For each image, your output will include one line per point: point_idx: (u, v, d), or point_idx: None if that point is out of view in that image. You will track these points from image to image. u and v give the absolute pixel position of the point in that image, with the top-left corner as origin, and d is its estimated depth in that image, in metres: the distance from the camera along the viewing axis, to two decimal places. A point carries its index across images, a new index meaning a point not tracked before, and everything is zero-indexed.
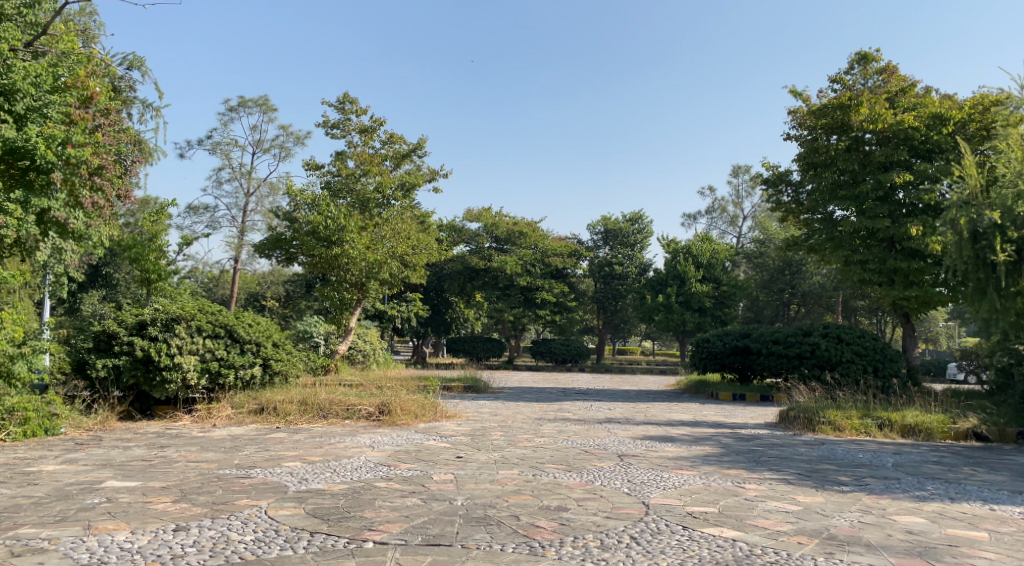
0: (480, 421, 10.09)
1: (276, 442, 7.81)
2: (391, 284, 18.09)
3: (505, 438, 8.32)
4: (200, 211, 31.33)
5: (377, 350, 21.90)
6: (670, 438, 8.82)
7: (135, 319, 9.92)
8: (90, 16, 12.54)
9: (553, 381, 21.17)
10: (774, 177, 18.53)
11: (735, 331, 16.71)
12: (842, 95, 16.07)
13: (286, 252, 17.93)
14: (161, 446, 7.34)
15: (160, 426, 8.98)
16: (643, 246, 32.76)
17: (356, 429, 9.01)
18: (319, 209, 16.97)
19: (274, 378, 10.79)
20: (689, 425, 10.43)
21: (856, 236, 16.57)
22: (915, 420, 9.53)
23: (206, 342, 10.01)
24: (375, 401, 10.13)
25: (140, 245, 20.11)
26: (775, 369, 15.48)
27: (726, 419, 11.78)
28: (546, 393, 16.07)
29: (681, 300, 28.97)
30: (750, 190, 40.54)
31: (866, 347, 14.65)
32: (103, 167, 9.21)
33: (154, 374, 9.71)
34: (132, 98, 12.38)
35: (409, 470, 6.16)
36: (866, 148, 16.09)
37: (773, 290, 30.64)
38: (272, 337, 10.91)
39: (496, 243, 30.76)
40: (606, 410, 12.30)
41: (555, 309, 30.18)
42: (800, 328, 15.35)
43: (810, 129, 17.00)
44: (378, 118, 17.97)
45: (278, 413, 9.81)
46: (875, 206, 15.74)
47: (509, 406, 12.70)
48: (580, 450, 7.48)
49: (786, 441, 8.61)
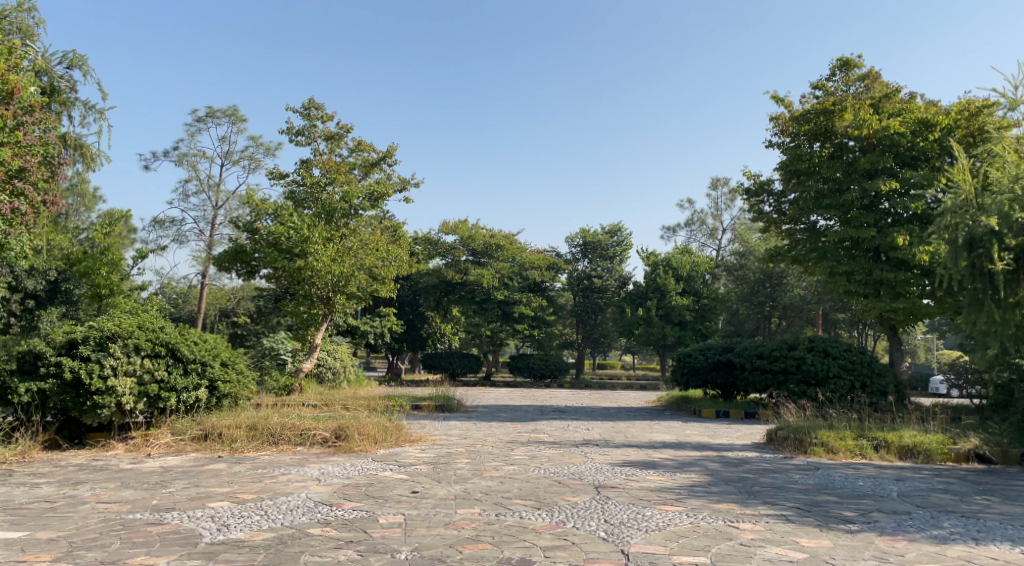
0: (446, 446, 9.27)
1: (211, 476, 6.92)
2: (359, 298, 17.23)
3: (470, 467, 7.50)
4: (165, 224, 30.30)
5: (347, 368, 20.98)
6: (652, 463, 8.06)
7: (65, 337, 8.98)
8: (29, 11, 11.61)
9: (530, 398, 20.36)
10: (755, 186, 18.04)
11: (718, 345, 16.01)
12: (825, 100, 15.60)
13: (247, 266, 17.02)
14: (74, 483, 6.43)
15: (85, 457, 8.04)
16: (623, 259, 32.11)
17: (306, 458, 8.14)
18: (281, 219, 16.16)
19: (221, 401, 9.92)
20: (672, 448, 9.69)
21: (841, 247, 16.04)
22: (913, 441, 8.90)
23: (144, 362, 9.10)
24: (331, 424, 9.30)
25: (92, 258, 19.63)
26: (759, 385, 14.82)
27: (712, 439, 11.06)
28: (521, 411, 15.26)
29: (661, 314, 28.44)
30: (728, 202, 40.26)
31: (853, 361, 14.07)
32: (25, 170, 8.17)
33: (84, 399, 8.77)
34: (73, 99, 11.50)
35: (353, 511, 5.34)
36: (850, 155, 15.58)
37: (754, 302, 30.13)
38: (220, 355, 10.00)
39: (473, 256, 30.09)
40: (584, 431, 11.51)
41: (533, 323, 29.30)
42: (784, 341, 14.73)
43: (792, 136, 16.51)
44: (346, 124, 17.17)
45: (224, 439, 8.95)
46: (861, 215, 15.22)
47: (481, 427, 11.87)
48: (552, 481, 6.69)
49: (779, 467, 7.89)
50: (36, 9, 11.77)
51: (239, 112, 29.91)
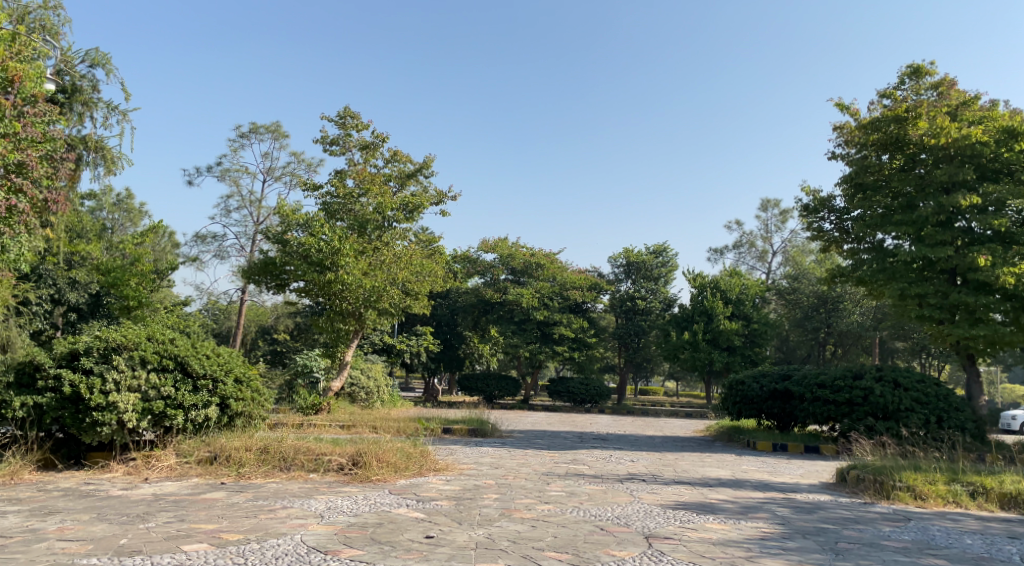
0: (474, 477, 8.31)
1: (202, 507, 6.06)
2: (390, 314, 16.59)
3: (497, 505, 6.50)
4: (207, 239, 30.26)
5: (381, 388, 20.22)
6: (710, 506, 6.95)
7: (67, 348, 8.32)
8: (55, 9, 11.21)
9: (570, 423, 19.23)
10: (815, 203, 16.78)
11: (774, 372, 14.67)
12: (897, 107, 14.41)
13: (277, 279, 16.24)
14: (45, 512, 5.62)
15: (75, 481, 7.29)
16: (669, 280, 30.79)
17: (316, 488, 7.25)
18: (312, 231, 15.53)
19: (234, 420, 9.12)
20: (729, 486, 8.55)
21: (912, 267, 14.69)
22: (1017, 489, 7.61)
23: (150, 376, 8.37)
24: (349, 449, 8.41)
25: (122, 269, 19.87)
26: (820, 417, 13.48)
27: (773, 477, 9.86)
28: (560, 438, 14.19)
29: (708, 338, 26.98)
30: (780, 225, 38.73)
31: (927, 395, 12.67)
32: (25, 165, 7.41)
33: (83, 416, 8.08)
34: (96, 100, 11.04)
35: (350, 562, 4.42)
36: (922, 168, 14.30)
37: (808, 328, 28.49)
38: (234, 370, 9.19)
39: (512, 275, 29.26)
40: (628, 463, 10.40)
41: (574, 345, 28.02)
42: (849, 370, 13.40)
43: (858, 147, 15.37)
44: (382, 134, 16.57)
45: (232, 463, 8.14)
46: (936, 232, 13.80)
47: (515, 455, 10.85)
48: (594, 527, 5.66)
49: (862, 517, 6.72)
50: (61, 8, 11.33)
51: (282, 128, 29.80)
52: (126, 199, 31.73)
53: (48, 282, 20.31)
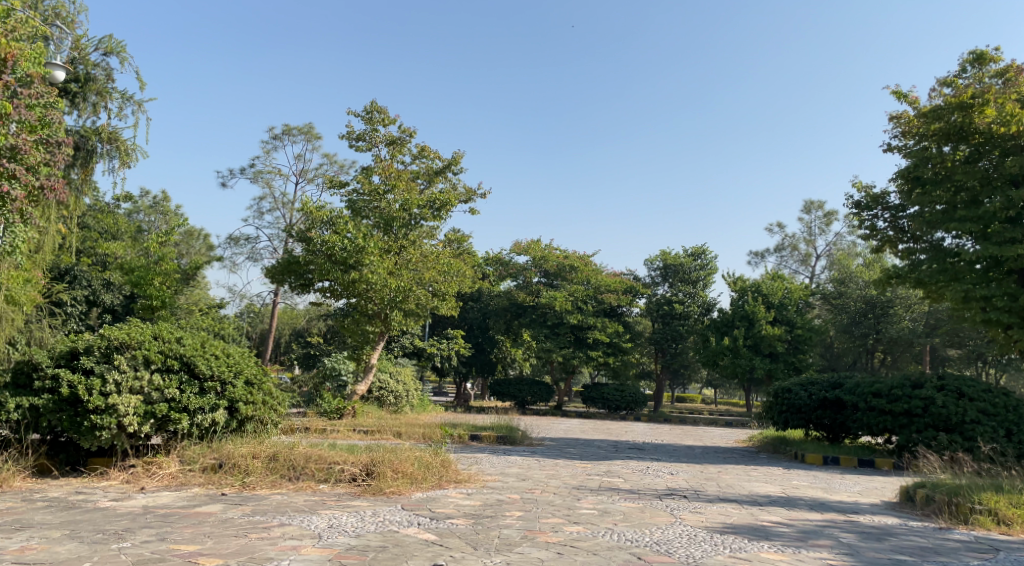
0: (498, 491, 7.59)
1: (191, 523, 5.45)
2: (417, 316, 15.98)
3: (520, 525, 5.75)
4: (241, 241, 30.13)
5: (410, 392, 19.64)
6: (762, 530, 6.11)
7: (67, 347, 7.87)
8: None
9: (604, 431, 18.36)
10: (868, 199, 15.71)
11: (823, 380, 13.67)
12: (963, 93, 13.34)
13: (301, 279, 15.73)
14: (17, 528, 5.07)
15: (66, 490, 6.76)
16: (707, 284, 29.65)
17: (323, 502, 6.60)
18: (337, 228, 14.99)
19: (244, 425, 8.57)
20: (782, 505, 7.67)
21: (976, 268, 13.55)
22: None
23: (152, 377, 7.84)
24: (363, 459, 7.76)
25: (146, 268, 19.76)
26: (874, 428, 12.45)
27: (829, 494, 8.92)
28: (593, 447, 13.39)
29: (749, 344, 25.86)
30: (823, 227, 37.33)
31: (995, 405, 11.56)
32: (18, 150, 6.97)
33: (81, 419, 7.57)
34: (111, 90, 10.97)
35: None
36: (988, 161, 13.20)
37: (855, 334, 27.06)
38: (243, 371, 8.60)
39: (545, 277, 28.58)
40: (666, 476, 9.56)
41: (608, 351, 27.11)
42: (907, 377, 12.34)
43: (919, 138, 14.36)
44: (408, 129, 16.01)
45: (237, 472, 7.54)
46: (1005, 229, 12.65)
47: (544, 465, 10.09)
48: (629, 556, 4.89)
49: (942, 547, 5.82)
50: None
51: (314, 130, 29.54)
52: (163, 201, 31.72)
53: (83, 283, 20.33)
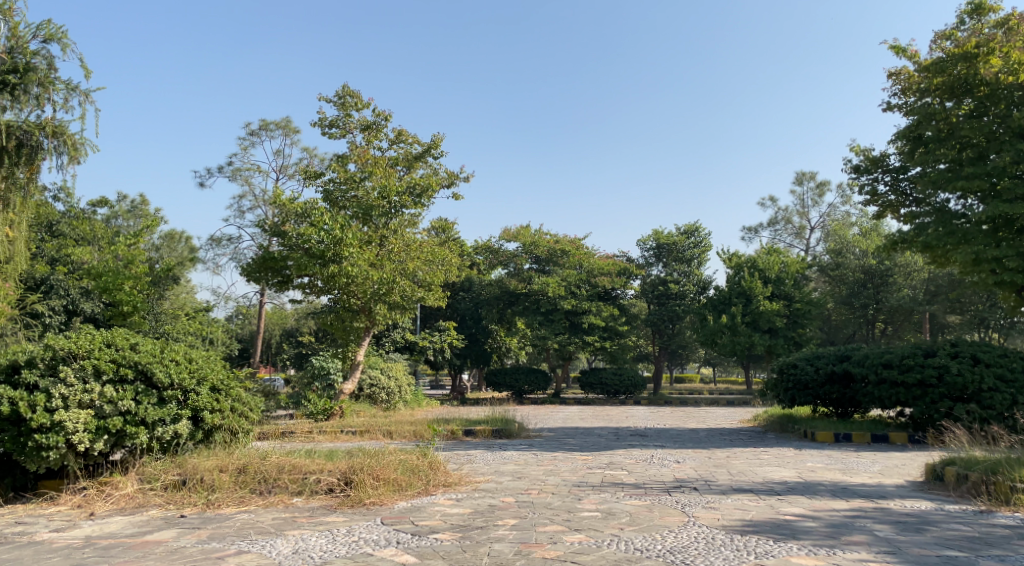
0: (491, 495, 6.87)
1: (132, 557, 4.72)
2: (403, 308, 15.23)
3: (512, 538, 5.05)
4: (223, 242, 29.27)
5: (402, 388, 18.90)
6: (787, 527, 5.42)
7: (9, 359, 7.16)
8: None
9: (605, 418, 17.66)
10: (867, 162, 15.01)
11: (831, 353, 12.99)
12: (965, 44, 12.71)
13: (279, 275, 14.93)
14: None
15: (3, 522, 6.01)
16: (701, 262, 28.99)
17: (294, 520, 5.87)
18: (313, 220, 14.19)
19: (212, 435, 7.85)
20: (802, 494, 6.99)
21: (985, 228, 12.82)
22: None
23: (104, 390, 7.07)
24: (341, 467, 7.04)
25: (117, 273, 18.84)
26: (887, 401, 11.79)
27: (848, 476, 8.25)
28: (593, 436, 12.70)
29: (747, 321, 25.22)
30: (817, 198, 36.70)
31: (1013, 371, 10.94)
32: None
33: (26, 439, 6.82)
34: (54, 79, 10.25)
35: None
36: (994, 114, 12.44)
37: (855, 306, 26.45)
38: (208, 377, 7.84)
39: (536, 263, 27.81)
40: (672, 466, 8.87)
41: (605, 335, 26.43)
42: (919, 346, 11.68)
43: (919, 94, 13.62)
44: (384, 112, 15.22)
45: (202, 487, 6.82)
46: (1014, 185, 11.92)
47: (541, 460, 9.38)
48: None
49: (991, 536, 5.15)
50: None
51: (292, 124, 28.67)
52: (141, 205, 30.81)
53: (60, 292, 19.57)
